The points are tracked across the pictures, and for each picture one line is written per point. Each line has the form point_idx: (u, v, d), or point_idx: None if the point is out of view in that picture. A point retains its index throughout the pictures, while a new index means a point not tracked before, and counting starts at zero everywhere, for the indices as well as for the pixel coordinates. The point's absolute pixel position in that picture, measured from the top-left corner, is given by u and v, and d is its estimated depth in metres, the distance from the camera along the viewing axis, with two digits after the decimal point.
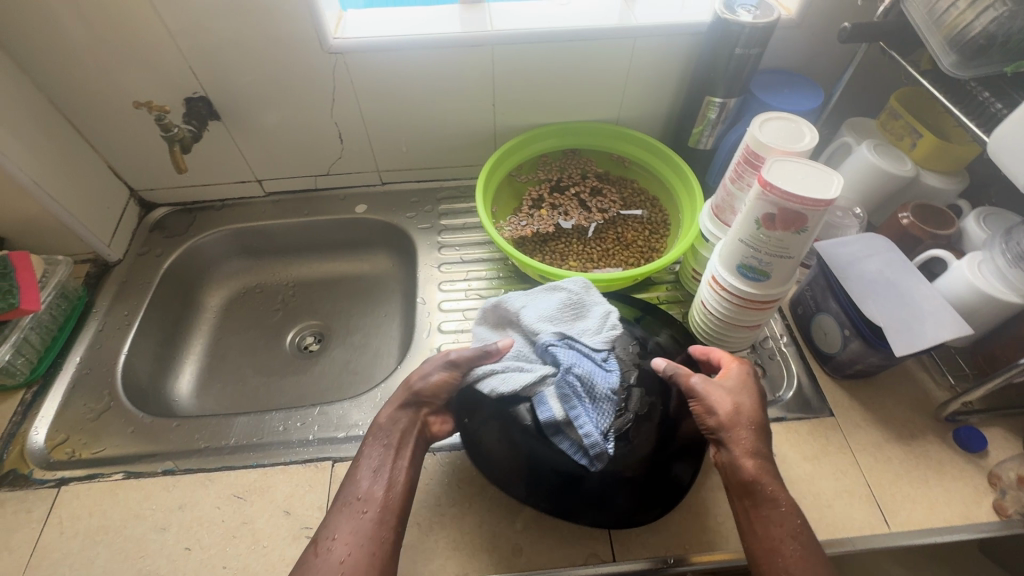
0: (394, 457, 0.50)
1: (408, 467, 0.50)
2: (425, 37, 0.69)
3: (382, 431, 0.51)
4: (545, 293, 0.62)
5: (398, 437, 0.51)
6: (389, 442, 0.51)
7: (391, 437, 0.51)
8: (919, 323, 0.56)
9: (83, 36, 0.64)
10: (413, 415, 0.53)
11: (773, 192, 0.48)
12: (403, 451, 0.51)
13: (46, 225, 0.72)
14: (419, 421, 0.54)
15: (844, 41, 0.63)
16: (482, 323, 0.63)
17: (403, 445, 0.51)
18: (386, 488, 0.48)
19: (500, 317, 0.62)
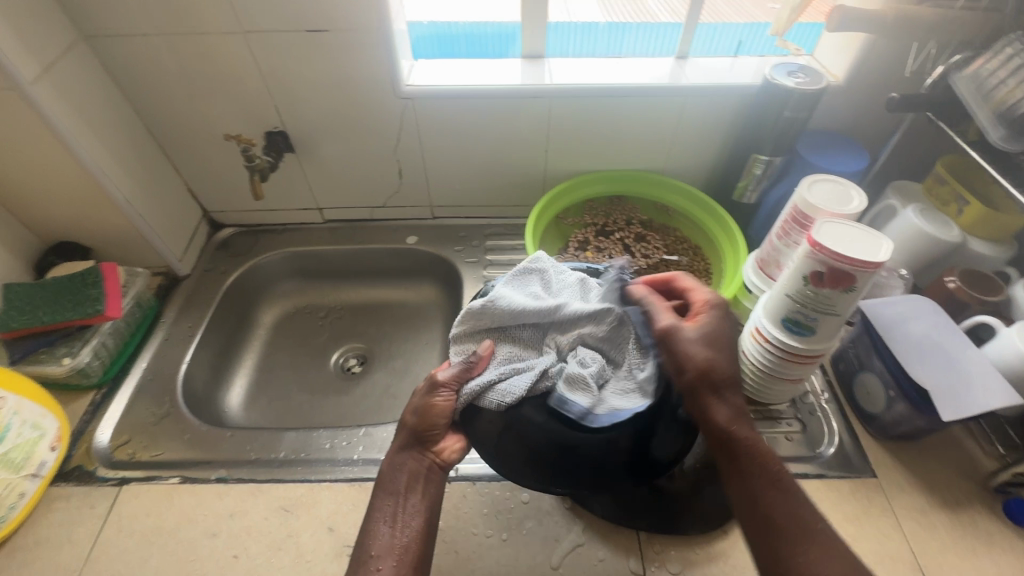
0: (403, 500, 0.51)
1: (420, 504, 0.52)
2: (489, 87, 0.74)
3: (387, 478, 0.53)
4: (508, 282, 0.59)
5: (404, 481, 0.53)
6: (396, 487, 0.52)
7: (398, 482, 0.52)
8: (970, 388, 0.56)
9: (186, 74, 0.72)
10: (417, 453, 0.54)
11: (823, 251, 0.50)
12: (413, 490, 0.52)
13: (130, 240, 0.79)
14: (426, 458, 0.54)
15: (891, 109, 0.66)
16: (457, 329, 0.57)
17: (412, 486, 0.52)
18: (394, 534, 0.49)
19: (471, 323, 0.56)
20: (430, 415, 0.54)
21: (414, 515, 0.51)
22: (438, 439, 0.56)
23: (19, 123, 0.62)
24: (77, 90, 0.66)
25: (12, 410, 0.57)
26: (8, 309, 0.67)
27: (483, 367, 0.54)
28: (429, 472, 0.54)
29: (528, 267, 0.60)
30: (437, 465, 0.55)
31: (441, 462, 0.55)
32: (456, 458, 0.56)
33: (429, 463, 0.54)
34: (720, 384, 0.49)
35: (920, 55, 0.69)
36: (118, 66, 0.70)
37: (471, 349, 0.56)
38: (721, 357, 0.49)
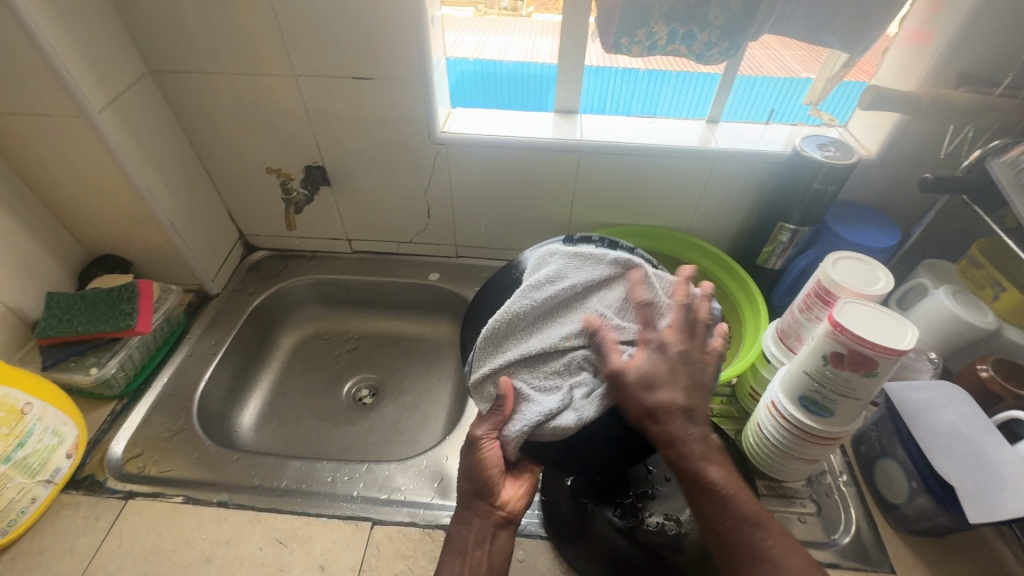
0: (469, 555, 0.51)
1: (488, 559, 0.51)
2: (520, 139, 0.77)
3: (453, 538, 0.53)
4: (516, 303, 0.53)
5: (472, 538, 0.52)
6: (463, 543, 0.52)
7: (465, 540, 0.52)
8: (1000, 489, 0.52)
9: (239, 109, 0.77)
10: (480, 512, 0.54)
11: (843, 333, 0.49)
12: (481, 545, 0.52)
13: (167, 257, 0.83)
14: (490, 516, 0.54)
15: (925, 189, 0.63)
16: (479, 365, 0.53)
17: (480, 543, 0.52)
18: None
19: (497, 357, 0.52)
20: (482, 471, 0.53)
21: (486, 571, 0.51)
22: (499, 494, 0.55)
23: (82, 146, 0.67)
24: (138, 119, 0.71)
25: (37, 415, 0.60)
26: (48, 317, 0.71)
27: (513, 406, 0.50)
28: (498, 529, 0.54)
29: (542, 277, 0.54)
30: (503, 519, 0.55)
31: (507, 514, 0.55)
32: (522, 509, 0.55)
33: (496, 518, 0.54)
34: (645, 398, 0.47)
35: (955, 138, 0.69)
36: (178, 98, 0.76)
37: (492, 385, 0.52)
38: (640, 374, 0.47)
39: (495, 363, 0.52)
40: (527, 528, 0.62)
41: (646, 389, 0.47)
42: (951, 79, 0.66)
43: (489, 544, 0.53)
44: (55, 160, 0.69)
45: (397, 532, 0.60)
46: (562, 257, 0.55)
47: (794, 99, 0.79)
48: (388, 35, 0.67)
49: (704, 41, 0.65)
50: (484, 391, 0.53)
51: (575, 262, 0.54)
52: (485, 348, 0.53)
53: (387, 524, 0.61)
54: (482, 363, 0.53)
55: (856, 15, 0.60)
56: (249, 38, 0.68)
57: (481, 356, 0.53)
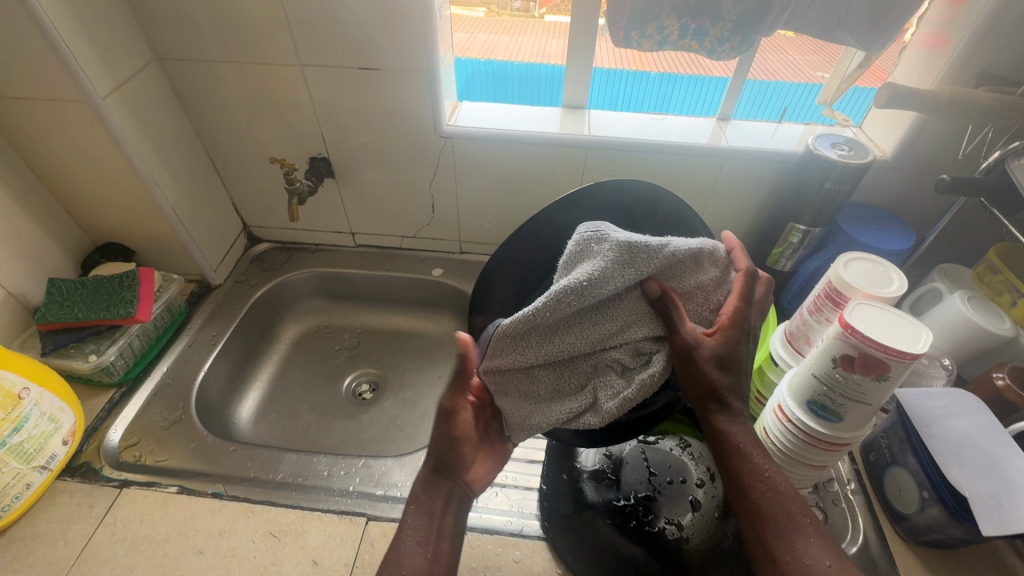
0: (439, 519, 0.48)
1: (456, 526, 0.48)
2: (527, 134, 0.76)
3: (422, 497, 0.49)
4: (551, 302, 0.45)
5: (439, 502, 0.49)
6: (433, 504, 0.49)
7: (434, 503, 0.49)
8: (1015, 501, 0.50)
9: (244, 98, 0.76)
10: (450, 478, 0.51)
11: (854, 334, 0.48)
12: (449, 510, 0.49)
13: (170, 246, 0.82)
14: (457, 482, 0.51)
15: (941, 191, 0.62)
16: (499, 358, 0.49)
17: (447, 508, 0.49)
18: (435, 552, 0.45)
19: (523, 358, 0.49)
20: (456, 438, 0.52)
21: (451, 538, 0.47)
22: (470, 467, 0.52)
23: (87, 132, 0.67)
24: (144, 106, 0.71)
25: (34, 400, 0.60)
26: (49, 303, 0.71)
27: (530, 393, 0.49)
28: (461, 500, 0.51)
29: (583, 275, 0.45)
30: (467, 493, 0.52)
31: (470, 488, 0.52)
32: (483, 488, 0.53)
33: (461, 490, 0.51)
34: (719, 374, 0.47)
35: (975, 137, 0.66)
36: (184, 87, 0.76)
37: (515, 378, 0.50)
38: (720, 351, 0.47)
39: (521, 364, 0.49)
40: (525, 529, 0.60)
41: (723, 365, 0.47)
42: (970, 78, 0.65)
43: (455, 512, 0.49)
44: (59, 145, 0.69)
45: (392, 529, 0.59)
46: (610, 244, 0.46)
47: (808, 99, 0.77)
48: (395, 25, 0.66)
49: (717, 36, 0.64)
50: (500, 380, 0.50)
51: (621, 243, 0.46)
52: (509, 347, 0.48)
53: (382, 520, 0.60)
54: (503, 360, 0.49)
55: (874, 11, 0.58)
56: (256, 26, 0.68)
57: (502, 355, 0.49)
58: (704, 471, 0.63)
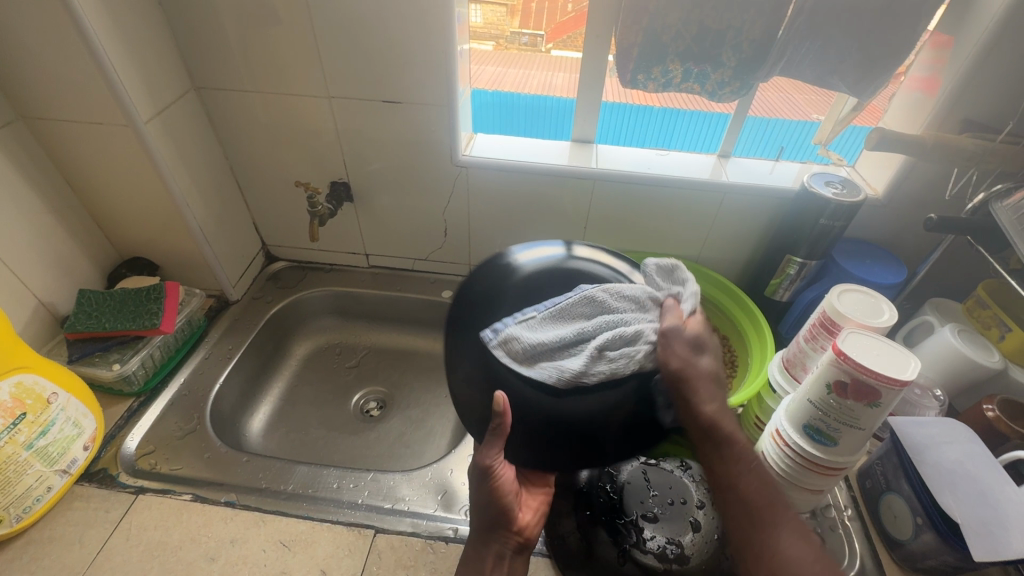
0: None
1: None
2: (538, 165, 0.80)
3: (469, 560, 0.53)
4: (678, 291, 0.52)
5: (491, 560, 0.53)
6: (485, 567, 0.53)
7: (485, 558, 0.53)
8: (1005, 529, 0.52)
9: (271, 125, 0.81)
10: (501, 536, 0.55)
11: (847, 361, 0.50)
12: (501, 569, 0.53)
13: (194, 263, 0.86)
14: (509, 540, 0.55)
15: (930, 229, 0.66)
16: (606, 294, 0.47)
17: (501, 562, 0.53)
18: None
19: (578, 307, 0.47)
20: (499, 497, 0.54)
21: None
22: (518, 518, 0.56)
23: (127, 153, 0.71)
24: (180, 130, 0.75)
25: (61, 406, 0.62)
26: (78, 312, 0.74)
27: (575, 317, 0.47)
28: (517, 551, 0.55)
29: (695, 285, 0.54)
30: (520, 543, 0.55)
31: (523, 537, 0.56)
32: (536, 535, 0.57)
33: (514, 543, 0.55)
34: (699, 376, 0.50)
35: (960, 180, 0.71)
36: (217, 114, 0.81)
37: (564, 314, 0.47)
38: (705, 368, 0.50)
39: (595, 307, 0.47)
40: None
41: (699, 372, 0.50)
42: (955, 124, 0.69)
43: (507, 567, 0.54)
44: (100, 164, 0.73)
45: (400, 542, 0.61)
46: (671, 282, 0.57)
47: (804, 139, 0.81)
48: (419, 62, 0.71)
49: (717, 81, 0.69)
50: (567, 314, 0.47)
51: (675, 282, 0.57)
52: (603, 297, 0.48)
53: (390, 533, 0.61)
54: (590, 298, 0.47)
55: (864, 62, 0.63)
56: (288, 61, 0.73)
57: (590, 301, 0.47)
58: (703, 494, 0.66)
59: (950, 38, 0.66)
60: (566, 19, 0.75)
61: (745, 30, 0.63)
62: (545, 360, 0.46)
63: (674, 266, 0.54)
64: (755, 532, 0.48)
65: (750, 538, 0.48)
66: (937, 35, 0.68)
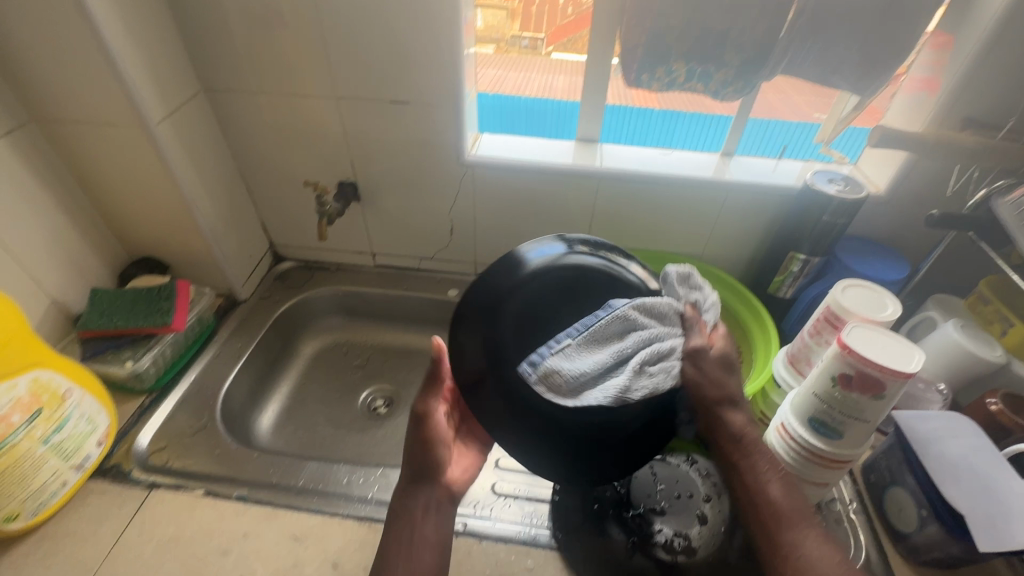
0: (417, 527, 0.54)
1: (435, 534, 0.54)
2: (542, 164, 0.81)
3: (403, 511, 0.55)
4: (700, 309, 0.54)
5: (420, 509, 0.55)
6: (412, 515, 0.54)
7: (414, 510, 0.55)
8: (1010, 520, 0.52)
9: (280, 126, 0.82)
10: (428, 484, 0.57)
11: (852, 354, 0.51)
12: (427, 518, 0.55)
13: (204, 262, 0.87)
14: (440, 489, 0.57)
15: (931, 225, 0.66)
16: (637, 312, 0.49)
17: (426, 514, 0.55)
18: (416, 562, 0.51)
19: (611, 327, 0.48)
20: (427, 442, 0.58)
21: (428, 542, 0.53)
22: (446, 469, 0.59)
23: (139, 154, 0.72)
24: (190, 131, 0.76)
25: (76, 402, 0.63)
26: (91, 311, 0.75)
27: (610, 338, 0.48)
28: (443, 502, 0.57)
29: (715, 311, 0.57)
30: (449, 494, 0.58)
31: (452, 489, 0.58)
32: (463, 488, 0.59)
33: (441, 494, 0.57)
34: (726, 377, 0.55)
35: (961, 177, 0.72)
36: (227, 115, 0.82)
37: (598, 335, 0.48)
38: (722, 355, 0.55)
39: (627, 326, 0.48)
40: (538, 538, 0.62)
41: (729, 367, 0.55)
42: (956, 122, 0.70)
43: (435, 513, 0.55)
44: (112, 166, 0.75)
45: None
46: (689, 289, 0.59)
47: (806, 139, 0.82)
48: (426, 63, 0.72)
49: (720, 80, 0.70)
50: (602, 333, 0.48)
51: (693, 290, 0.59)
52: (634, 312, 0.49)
53: None
54: (625, 318, 0.48)
55: (865, 60, 0.64)
56: (297, 62, 0.74)
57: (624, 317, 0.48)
58: (711, 488, 0.66)
59: (952, 37, 0.67)
60: (569, 21, 0.76)
61: (747, 30, 0.64)
62: (589, 389, 0.46)
63: (689, 274, 0.57)
64: (782, 535, 0.49)
65: (776, 539, 0.49)
66: (938, 35, 0.68)
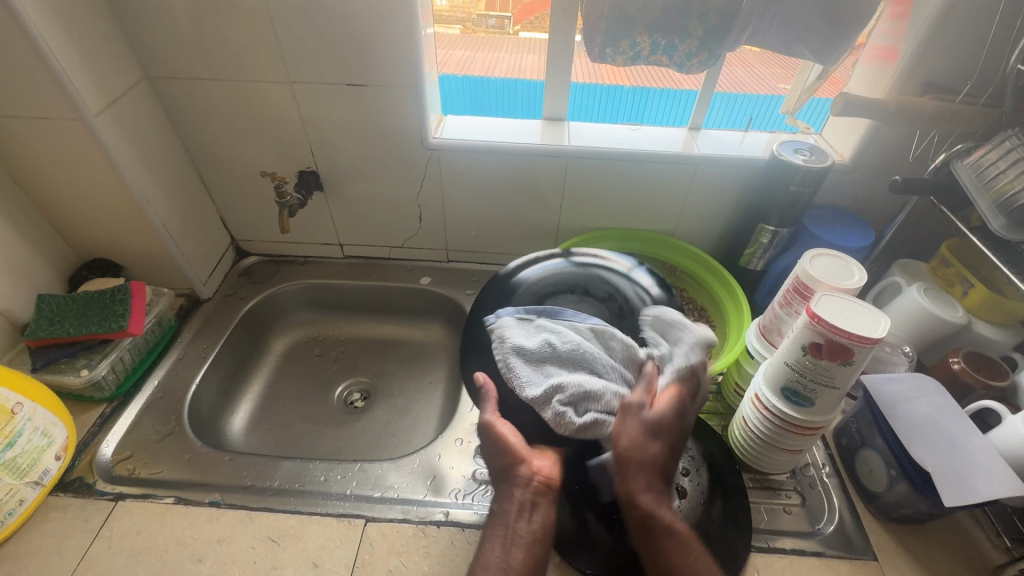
0: (513, 526, 0.53)
1: (530, 533, 0.53)
2: (510, 144, 0.79)
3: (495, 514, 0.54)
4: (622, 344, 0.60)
5: (513, 509, 0.54)
6: (506, 516, 0.54)
7: (507, 512, 0.54)
8: (972, 474, 0.54)
9: (233, 114, 0.78)
10: (518, 487, 0.55)
11: (821, 323, 0.51)
12: (522, 516, 0.54)
13: (161, 262, 0.83)
14: (529, 484, 0.55)
15: (895, 191, 0.67)
16: (557, 337, 0.60)
17: (520, 513, 0.54)
18: (512, 562, 0.50)
19: (554, 341, 0.60)
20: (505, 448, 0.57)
21: (533, 542, 0.52)
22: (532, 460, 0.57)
23: (78, 149, 0.68)
24: (133, 123, 0.72)
25: (27, 415, 0.60)
26: (39, 319, 0.71)
27: (524, 347, 0.59)
28: (538, 497, 0.55)
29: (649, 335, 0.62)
30: (542, 485, 0.56)
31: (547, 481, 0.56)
32: (557, 474, 0.57)
33: (536, 484, 0.55)
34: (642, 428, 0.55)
35: (922, 141, 0.73)
36: (173, 105, 0.77)
37: (537, 336, 0.60)
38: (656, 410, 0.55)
39: (537, 352, 0.59)
40: None
41: (632, 433, 0.55)
42: (916, 87, 0.70)
43: (530, 509, 0.54)
44: (50, 162, 0.70)
45: (391, 529, 0.61)
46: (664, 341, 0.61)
47: (773, 109, 0.82)
48: (380, 43, 0.69)
49: (685, 52, 0.68)
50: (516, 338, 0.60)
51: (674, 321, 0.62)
52: (543, 340, 0.60)
53: (380, 521, 0.61)
54: (539, 339, 0.60)
55: (828, 27, 0.63)
56: (246, 45, 0.70)
57: (535, 340, 0.60)
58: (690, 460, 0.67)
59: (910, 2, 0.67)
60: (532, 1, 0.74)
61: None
62: (524, 360, 0.59)
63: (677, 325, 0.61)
64: None
65: None
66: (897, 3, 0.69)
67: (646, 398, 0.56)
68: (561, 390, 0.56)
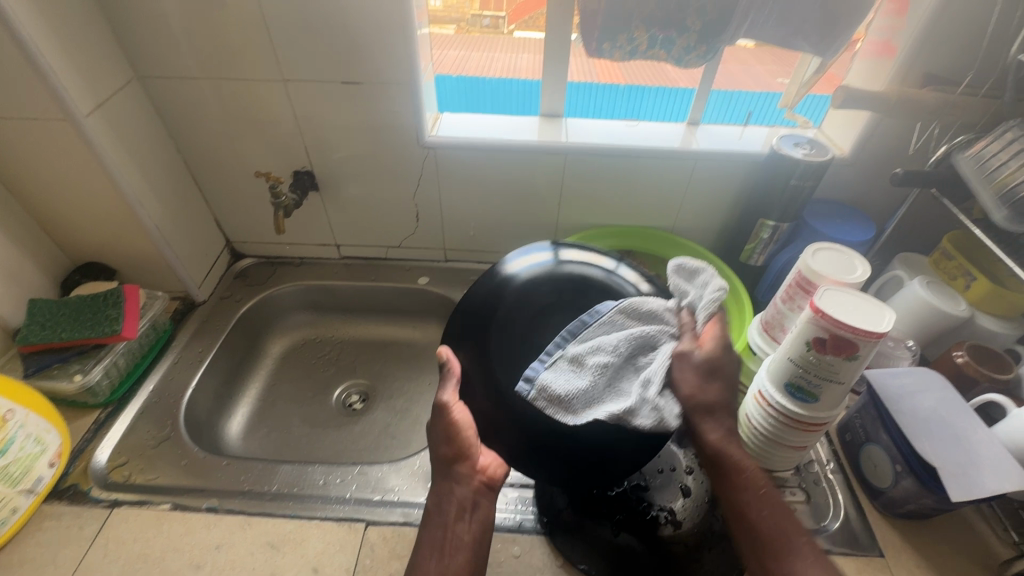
0: (451, 527, 0.51)
1: (469, 533, 0.51)
2: (507, 141, 0.78)
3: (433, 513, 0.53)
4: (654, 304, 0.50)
5: (454, 509, 0.53)
6: (444, 517, 0.52)
7: (445, 512, 0.52)
8: (980, 469, 0.54)
9: (225, 114, 0.77)
10: (460, 482, 0.54)
11: (825, 317, 0.51)
12: (462, 517, 0.52)
13: (155, 265, 0.82)
14: (472, 482, 0.54)
15: (896, 184, 0.66)
16: (605, 348, 0.47)
17: (460, 513, 0.52)
18: (448, 566, 0.49)
19: (602, 354, 0.47)
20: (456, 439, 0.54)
21: (466, 544, 0.50)
22: (478, 458, 0.55)
23: (68, 151, 0.67)
24: (124, 124, 0.71)
25: (20, 422, 0.59)
26: (31, 324, 0.70)
27: (582, 379, 0.46)
28: (478, 496, 0.53)
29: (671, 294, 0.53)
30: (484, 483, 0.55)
31: (487, 478, 0.55)
32: (501, 474, 0.56)
33: (478, 482, 0.55)
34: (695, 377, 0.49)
35: (923, 134, 0.72)
36: (165, 105, 0.76)
37: (579, 363, 0.47)
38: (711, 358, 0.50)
39: (598, 378, 0.46)
40: (523, 524, 0.61)
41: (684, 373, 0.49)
42: (916, 79, 0.70)
43: (470, 509, 0.53)
44: (40, 165, 0.69)
45: (392, 533, 0.60)
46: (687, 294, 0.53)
47: (771, 104, 0.82)
48: (374, 40, 0.68)
49: (683, 46, 0.68)
50: (567, 374, 0.46)
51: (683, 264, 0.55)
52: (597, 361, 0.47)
53: (382, 525, 0.60)
54: (591, 364, 0.46)
55: (826, 20, 0.63)
56: (237, 43, 0.69)
57: (589, 368, 0.46)
58: (692, 459, 0.67)
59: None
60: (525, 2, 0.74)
61: None
62: (593, 400, 0.45)
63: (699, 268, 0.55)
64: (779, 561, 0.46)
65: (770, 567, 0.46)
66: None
67: (697, 346, 0.50)
68: (648, 386, 0.46)
